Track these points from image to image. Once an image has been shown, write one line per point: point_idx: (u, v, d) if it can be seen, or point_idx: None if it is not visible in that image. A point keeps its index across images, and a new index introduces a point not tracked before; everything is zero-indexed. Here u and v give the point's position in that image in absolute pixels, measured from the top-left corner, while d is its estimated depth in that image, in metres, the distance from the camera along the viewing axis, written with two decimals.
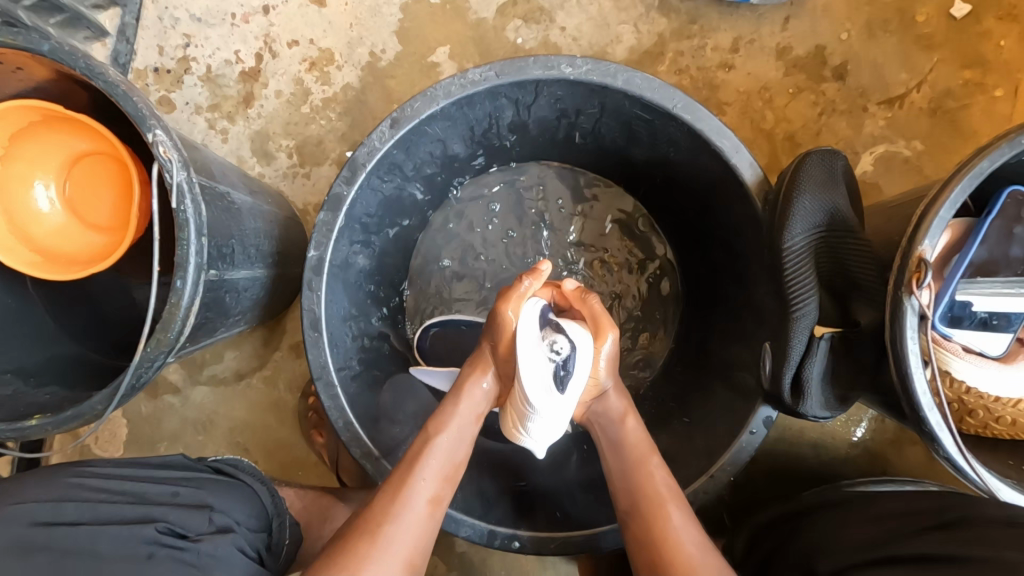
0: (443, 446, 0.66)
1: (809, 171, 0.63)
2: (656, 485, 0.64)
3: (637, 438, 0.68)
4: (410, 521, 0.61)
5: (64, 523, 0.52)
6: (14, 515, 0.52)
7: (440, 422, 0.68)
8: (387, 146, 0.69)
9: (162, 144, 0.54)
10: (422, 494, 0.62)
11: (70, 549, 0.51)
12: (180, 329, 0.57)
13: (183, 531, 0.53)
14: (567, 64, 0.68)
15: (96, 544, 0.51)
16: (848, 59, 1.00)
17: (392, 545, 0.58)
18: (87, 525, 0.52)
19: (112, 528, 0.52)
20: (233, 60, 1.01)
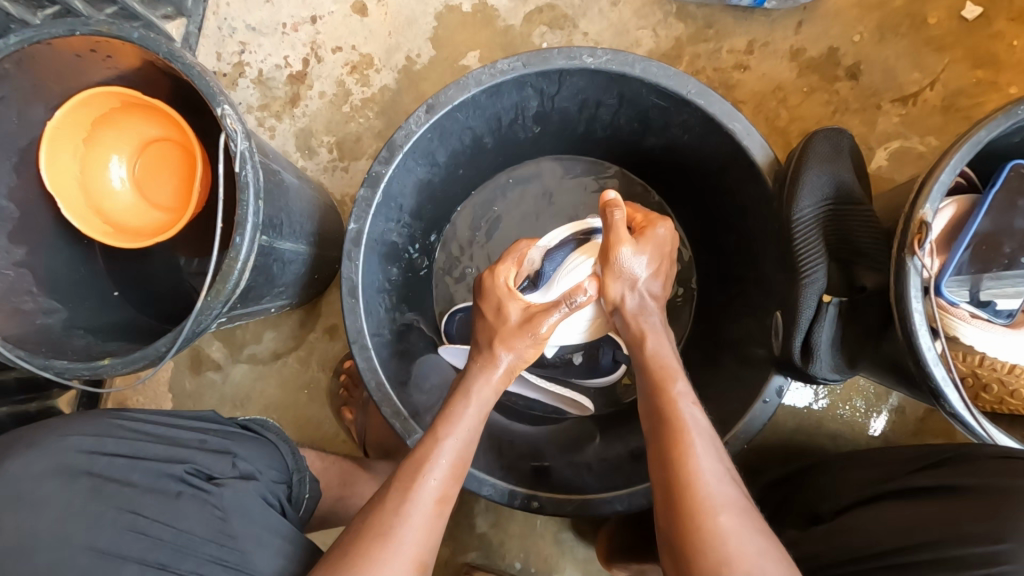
0: (471, 416, 0.69)
1: (817, 149, 0.67)
2: (679, 417, 0.64)
3: (668, 366, 0.70)
4: (440, 470, 0.63)
5: (104, 454, 0.57)
6: (62, 444, 0.56)
7: (471, 393, 0.71)
8: (422, 129, 0.75)
9: (229, 118, 0.61)
10: (449, 451, 0.65)
11: (108, 478, 0.56)
12: (236, 283, 0.63)
13: (209, 475, 0.59)
14: (588, 54, 0.74)
15: (131, 475, 0.57)
16: (860, 60, 1.04)
17: (421, 494, 0.61)
18: (123, 460, 0.57)
19: (147, 463, 0.58)
20: (282, 65, 1.11)
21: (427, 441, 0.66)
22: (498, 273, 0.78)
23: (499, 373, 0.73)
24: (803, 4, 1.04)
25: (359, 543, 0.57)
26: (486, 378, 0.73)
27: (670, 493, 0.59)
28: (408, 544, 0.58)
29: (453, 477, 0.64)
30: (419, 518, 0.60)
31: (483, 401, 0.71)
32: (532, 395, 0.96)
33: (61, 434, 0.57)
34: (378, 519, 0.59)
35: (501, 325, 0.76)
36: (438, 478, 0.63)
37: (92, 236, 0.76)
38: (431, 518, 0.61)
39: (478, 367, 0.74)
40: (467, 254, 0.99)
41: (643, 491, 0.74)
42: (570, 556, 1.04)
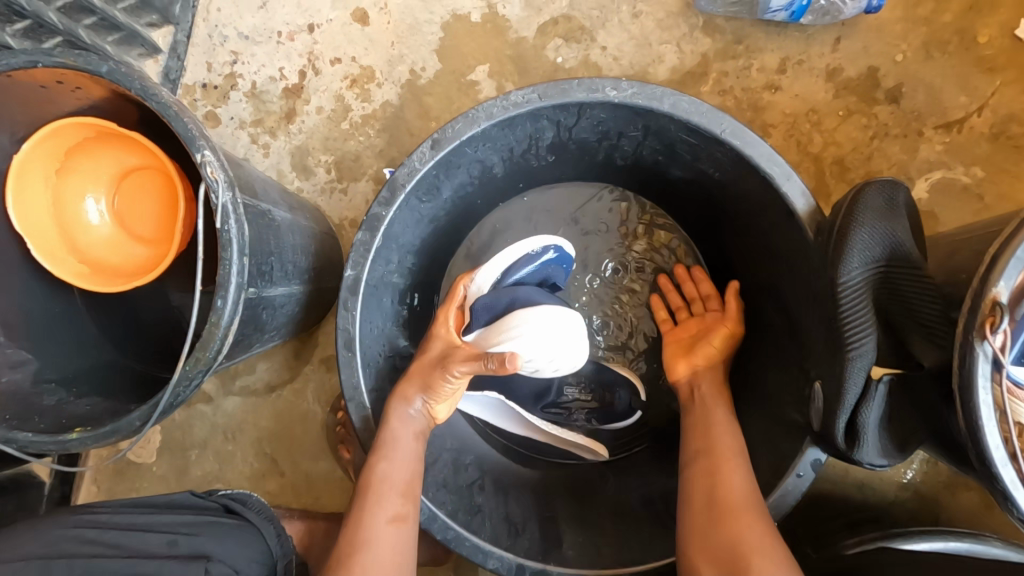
0: (403, 440, 0.68)
1: (869, 200, 0.59)
2: (720, 440, 0.68)
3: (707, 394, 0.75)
4: (393, 492, 0.65)
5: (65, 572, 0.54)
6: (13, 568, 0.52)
7: (391, 416, 0.68)
8: (427, 166, 0.68)
9: (210, 164, 0.55)
10: (395, 477, 0.66)
11: None
12: (218, 348, 0.57)
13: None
14: (612, 87, 0.66)
15: None
16: (903, 80, 0.96)
17: (385, 506, 0.64)
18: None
19: None
20: (277, 77, 1.03)
21: (374, 460, 0.66)
22: (440, 323, 0.74)
23: (415, 413, 0.70)
24: (841, 19, 0.95)
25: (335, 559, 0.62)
26: (409, 404, 0.70)
27: (703, 502, 0.64)
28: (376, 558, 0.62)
29: (404, 492, 0.66)
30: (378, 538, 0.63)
31: (419, 431, 0.70)
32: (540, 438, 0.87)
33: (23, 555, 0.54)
34: (351, 535, 0.63)
35: (424, 372, 0.70)
36: (400, 488, 0.66)
37: (66, 280, 0.69)
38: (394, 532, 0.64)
39: (400, 410, 0.69)
40: None
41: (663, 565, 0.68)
42: None
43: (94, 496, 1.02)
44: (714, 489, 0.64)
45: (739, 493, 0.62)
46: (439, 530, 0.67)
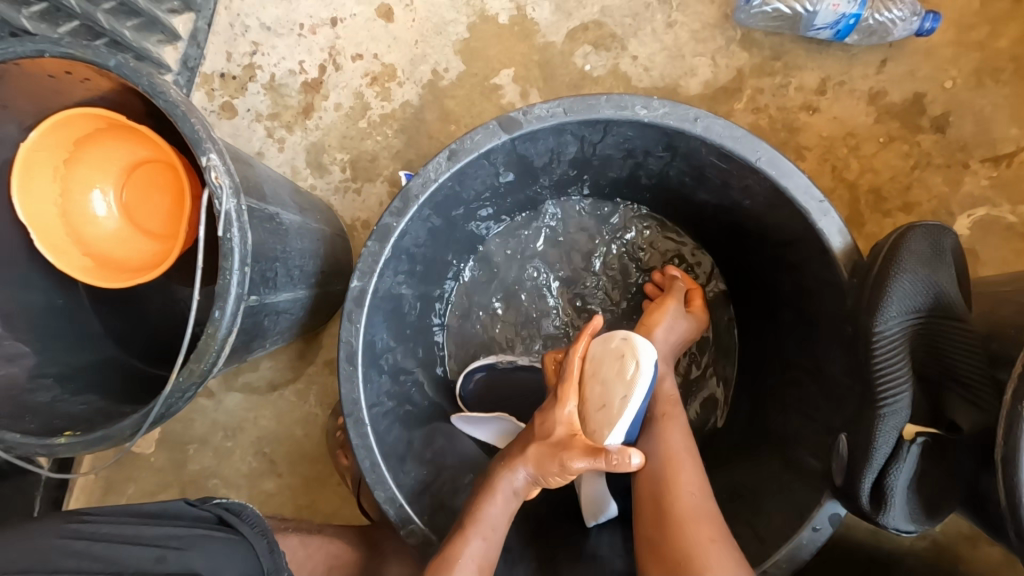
0: (494, 521, 0.64)
1: (912, 245, 0.55)
2: (670, 444, 0.66)
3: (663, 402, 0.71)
4: (477, 554, 0.62)
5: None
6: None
7: (495, 491, 0.65)
8: (442, 178, 0.65)
9: (215, 169, 0.52)
10: (479, 549, 0.62)
11: None
12: (214, 359, 0.55)
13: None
14: (642, 105, 0.63)
15: None
16: (950, 109, 0.90)
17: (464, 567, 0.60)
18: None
19: None
20: (297, 70, 1.00)
21: (458, 541, 0.62)
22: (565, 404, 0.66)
23: (514, 492, 0.66)
24: (889, 40, 0.90)
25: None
26: (509, 481, 0.66)
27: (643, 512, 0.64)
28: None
29: (477, 574, 0.61)
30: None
31: (508, 516, 0.66)
32: None
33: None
34: None
35: (541, 447, 0.65)
36: (471, 570, 0.60)
37: (71, 273, 0.68)
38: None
39: (502, 480, 0.66)
40: (482, 302, 0.88)
41: None
42: None
43: (93, 483, 1.01)
44: (646, 495, 0.64)
45: (668, 492, 0.62)
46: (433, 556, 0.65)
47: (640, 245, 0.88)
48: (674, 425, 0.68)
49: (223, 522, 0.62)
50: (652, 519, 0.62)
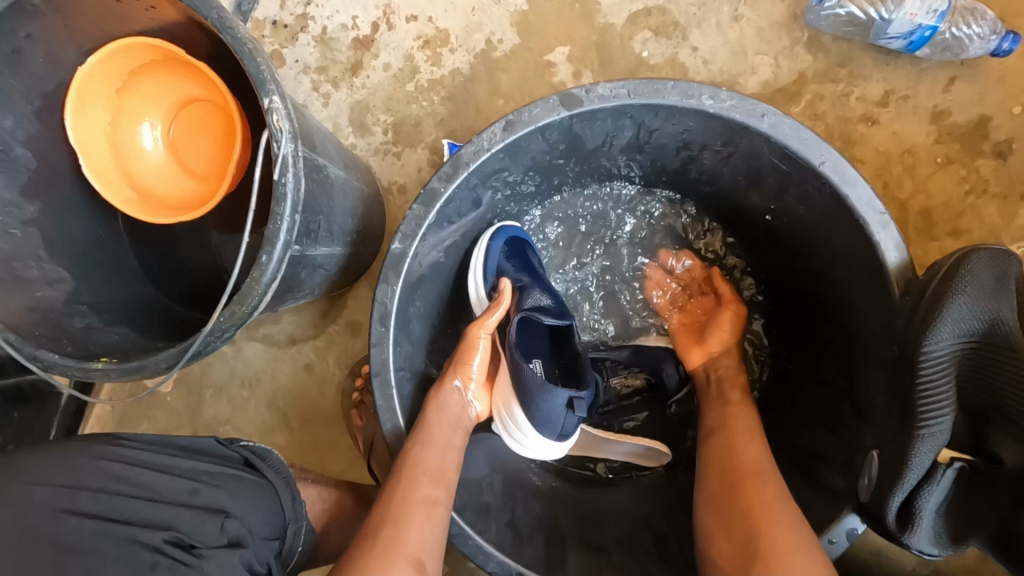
0: (444, 427, 0.67)
1: (973, 270, 0.53)
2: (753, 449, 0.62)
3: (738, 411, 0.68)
4: (435, 448, 0.64)
5: (75, 515, 0.52)
6: (32, 498, 0.52)
7: (430, 404, 0.68)
8: (495, 148, 0.64)
9: (277, 112, 0.52)
10: (434, 455, 0.63)
11: (79, 545, 0.51)
12: (256, 304, 0.55)
13: (187, 542, 0.53)
14: (709, 95, 0.61)
15: (100, 544, 0.51)
16: (1016, 136, 0.87)
17: (422, 464, 0.62)
18: (95, 522, 0.52)
19: (122, 527, 0.52)
20: (349, 26, 0.99)
21: (410, 444, 0.63)
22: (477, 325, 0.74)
23: (454, 402, 0.70)
24: (963, 58, 0.87)
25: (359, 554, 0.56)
26: (452, 388, 0.71)
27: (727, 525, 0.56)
28: (403, 550, 0.56)
29: (436, 474, 0.62)
30: (406, 521, 0.58)
31: (463, 425, 0.70)
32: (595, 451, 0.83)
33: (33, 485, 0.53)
34: (379, 521, 0.58)
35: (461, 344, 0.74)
36: (429, 468, 0.62)
37: (115, 201, 0.67)
38: (426, 519, 0.59)
39: (430, 393, 0.70)
40: None
41: None
42: None
43: (108, 415, 1.03)
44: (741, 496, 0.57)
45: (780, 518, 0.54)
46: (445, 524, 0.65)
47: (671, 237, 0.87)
48: (756, 438, 0.63)
49: (250, 464, 0.63)
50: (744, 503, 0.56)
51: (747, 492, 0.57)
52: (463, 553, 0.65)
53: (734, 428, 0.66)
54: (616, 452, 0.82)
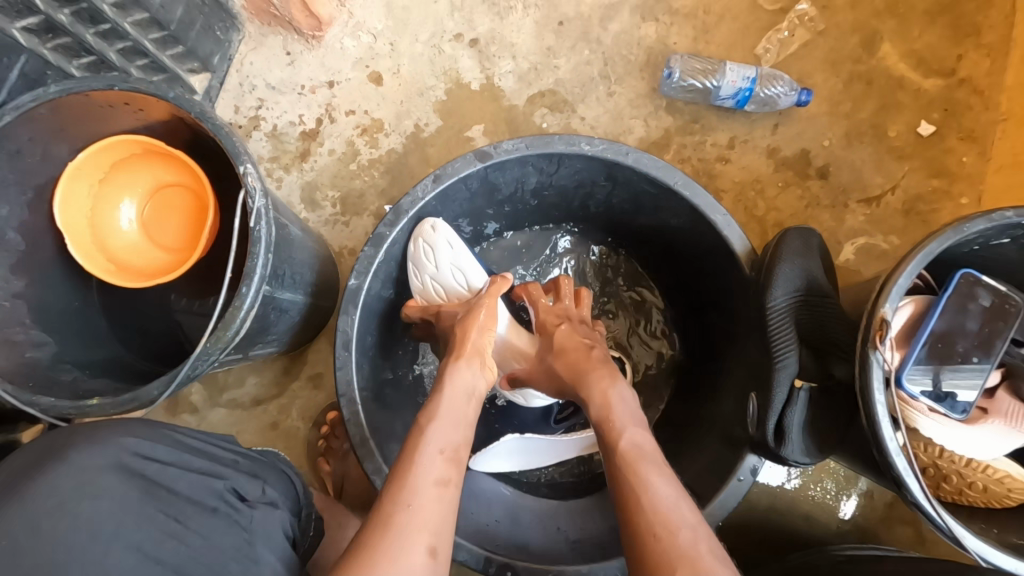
0: (454, 405, 0.71)
1: (788, 244, 0.73)
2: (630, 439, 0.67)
3: (630, 467, 0.64)
4: (450, 421, 0.68)
5: (155, 461, 0.56)
6: (116, 442, 0.55)
7: (447, 378, 0.73)
8: (427, 197, 0.80)
9: (250, 175, 0.65)
10: (438, 441, 0.65)
11: (157, 482, 0.55)
12: (237, 330, 0.65)
13: (245, 495, 0.59)
14: (586, 142, 0.80)
15: (177, 482, 0.55)
16: (830, 162, 1.14)
17: (431, 441, 0.65)
18: (161, 468, 0.56)
19: (192, 474, 0.57)
20: (296, 122, 1.16)
21: (417, 431, 0.67)
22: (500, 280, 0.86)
23: (473, 351, 0.77)
24: (779, 109, 1.14)
25: (369, 533, 0.57)
26: (458, 368, 0.74)
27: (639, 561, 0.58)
28: (416, 528, 0.58)
29: (451, 455, 0.65)
30: (422, 497, 0.60)
31: (475, 393, 0.74)
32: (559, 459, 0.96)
33: (120, 438, 0.56)
34: (381, 507, 0.59)
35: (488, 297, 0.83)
36: (445, 449, 0.65)
37: (93, 272, 0.77)
38: (439, 498, 0.61)
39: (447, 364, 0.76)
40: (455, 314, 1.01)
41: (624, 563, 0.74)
42: None
43: None
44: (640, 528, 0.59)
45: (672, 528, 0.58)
46: None
47: (580, 261, 1.04)
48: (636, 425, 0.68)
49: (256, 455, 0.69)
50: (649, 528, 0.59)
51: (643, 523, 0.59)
52: None
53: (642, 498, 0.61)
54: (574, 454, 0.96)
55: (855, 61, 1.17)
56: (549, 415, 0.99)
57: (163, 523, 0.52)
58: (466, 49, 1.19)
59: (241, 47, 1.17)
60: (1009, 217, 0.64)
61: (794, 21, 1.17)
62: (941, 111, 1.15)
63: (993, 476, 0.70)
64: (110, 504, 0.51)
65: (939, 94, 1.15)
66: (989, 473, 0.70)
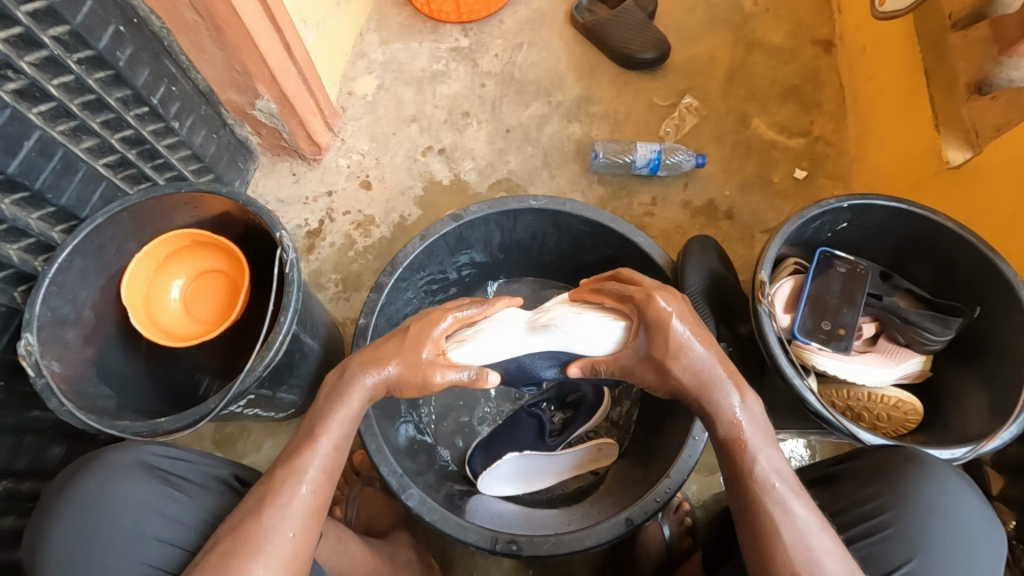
0: (345, 419, 0.74)
1: (692, 251, 1.01)
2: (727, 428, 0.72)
3: (757, 469, 0.69)
4: (334, 438, 0.73)
5: (170, 458, 0.75)
6: (136, 452, 0.74)
7: (346, 389, 0.75)
8: (416, 252, 1.03)
9: (284, 238, 0.91)
10: (316, 465, 0.70)
11: (172, 475, 0.74)
12: (275, 352, 0.85)
13: (244, 480, 0.80)
14: (533, 199, 1.05)
15: (189, 474, 0.75)
16: (733, 206, 1.44)
17: (309, 467, 0.70)
18: (171, 467, 0.75)
19: (202, 463, 0.77)
20: (302, 225, 1.42)
21: (305, 448, 0.71)
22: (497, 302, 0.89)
23: (371, 377, 0.76)
24: (685, 172, 1.46)
25: (234, 550, 0.63)
26: (361, 380, 0.75)
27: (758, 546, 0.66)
28: (280, 556, 0.64)
29: (328, 475, 0.71)
30: (296, 526, 0.66)
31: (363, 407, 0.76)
32: (549, 472, 1.06)
33: (141, 444, 0.75)
34: (243, 534, 0.65)
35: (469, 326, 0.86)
36: (325, 470, 0.71)
37: (147, 337, 0.96)
38: (308, 525, 0.67)
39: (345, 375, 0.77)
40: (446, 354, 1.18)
41: (611, 525, 0.84)
42: None
43: None
44: (757, 519, 0.66)
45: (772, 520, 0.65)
46: (428, 511, 0.85)
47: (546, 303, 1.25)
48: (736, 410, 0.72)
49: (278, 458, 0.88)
50: (761, 524, 0.66)
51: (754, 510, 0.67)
52: (447, 531, 0.84)
53: (766, 502, 0.66)
54: (564, 465, 1.06)
55: (735, 133, 1.52)
56: (541, 434, 1.08)
57: (175, 499, 0.72)
58: (436, 156, 1.50)
59: (256, 173, 1.46)
60: (833, 202, 0.90)
61: (682, 111, 1.54)
62: (808, 161, 1.48)
63: (891, 404, 0.88)
64: (138, 489, 0.71)
65: (804, 149, 1.50)
66: (887, 402, 0.88)
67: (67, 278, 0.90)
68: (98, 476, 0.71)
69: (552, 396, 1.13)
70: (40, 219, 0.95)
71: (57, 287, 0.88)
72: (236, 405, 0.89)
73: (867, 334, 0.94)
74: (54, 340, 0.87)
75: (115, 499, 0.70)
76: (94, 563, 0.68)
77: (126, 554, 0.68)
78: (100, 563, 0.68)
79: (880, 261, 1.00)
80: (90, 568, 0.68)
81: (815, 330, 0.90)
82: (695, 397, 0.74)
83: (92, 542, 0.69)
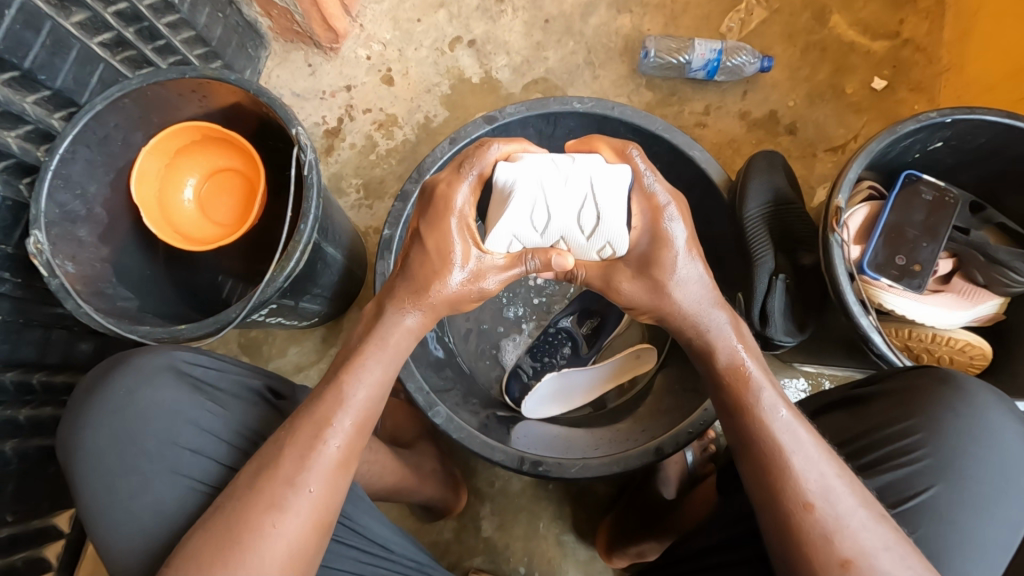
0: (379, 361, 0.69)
1: (755, 168, 0.93)
2: (725, 364, 0.67)
3: (758, 400, 0.63)
4: (363, 386, 0.67)
5: (201, 364, 0.72)
6: (165, 357, 0.70)
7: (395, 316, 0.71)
8: (446, 157, 0.93)
9: (301, 137, 0.82)
10: (344, 415, 0.65)
11: (203, 381, 0.71)
12: (297, 261, 0.80)
13: (278, 392, 0.76)
14: (577, 101, 0.92)
15: (220, 383, 0.72)
16: (796, 119, 1.28)
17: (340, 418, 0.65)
18: (201, 373, 0.71)
19: (233, 371, 0.73)
20: (320, 123, 1.31)
21: (329, 394, 0.66)
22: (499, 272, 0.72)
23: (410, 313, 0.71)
24: (746, 77, 1.29)
25: (254, 497, 0.60)
26: (399, 315, 0.71)
27: (769, 487, 0.58)
28: (302, 508, 0.60)
29: (361, 425, 0.66)
30: (317, 476, 0.62)
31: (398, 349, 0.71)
32: (583, 386, 1.04)
33: (173, 349, 0.72)
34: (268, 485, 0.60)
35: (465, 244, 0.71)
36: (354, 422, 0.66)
37: (161, 238, 0.91)
38: (331, 478, 0.62)
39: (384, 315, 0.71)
40: None
41: (637, 456, 0.82)
42: (571, 560, 1.08)
43: None
44: (768, 457, 0.59)
45: (783, 457, 0.59)
46: (455, 429, 0.83)
47: None
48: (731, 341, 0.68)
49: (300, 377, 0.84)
50: (767, 463, 0.59)
51: (762, 447, 0.60)
52: (474, 450, 0.83)
53: (771, 433, 0.60)
54: (598, 378, 1.04)
55: (809, 32, 1.31)
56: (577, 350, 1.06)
57: (208, 408, 0.69)
58: (465, 49, 1.34)
59: (268, 62, 1.33)
60: (934, 117, 0.77)
61: (751, 2, 1.33)
62: (889, 68, 1.29)
63: (957, 347, 0.81)
64: (169, 395, 0.68)
65: (887, 55, 1.30)
66: (953, 345, 0.81)
67: (73, 171, 0.83)
68: (127, 379, 0.68)
69: (573, 307, 1.08)
70: (36, 103, 0.87)
71: (63, 180, 0.82)
72: (259, 313, 0.86)
73: (941, 271, 0.85)
74: (65, 239, 0.83)
75: (146, 403, 0.67)
76: (127, 466, 0.65)
77: (159, 461, 0.65)
78: (132, 467, 0.65)
79: (970, 189, 0.88)
80: (123, 473, 0.65)
81: (885, 265, 0.81)
82: (687, 335, 0.70)
83: (124, 446, 0.66)
